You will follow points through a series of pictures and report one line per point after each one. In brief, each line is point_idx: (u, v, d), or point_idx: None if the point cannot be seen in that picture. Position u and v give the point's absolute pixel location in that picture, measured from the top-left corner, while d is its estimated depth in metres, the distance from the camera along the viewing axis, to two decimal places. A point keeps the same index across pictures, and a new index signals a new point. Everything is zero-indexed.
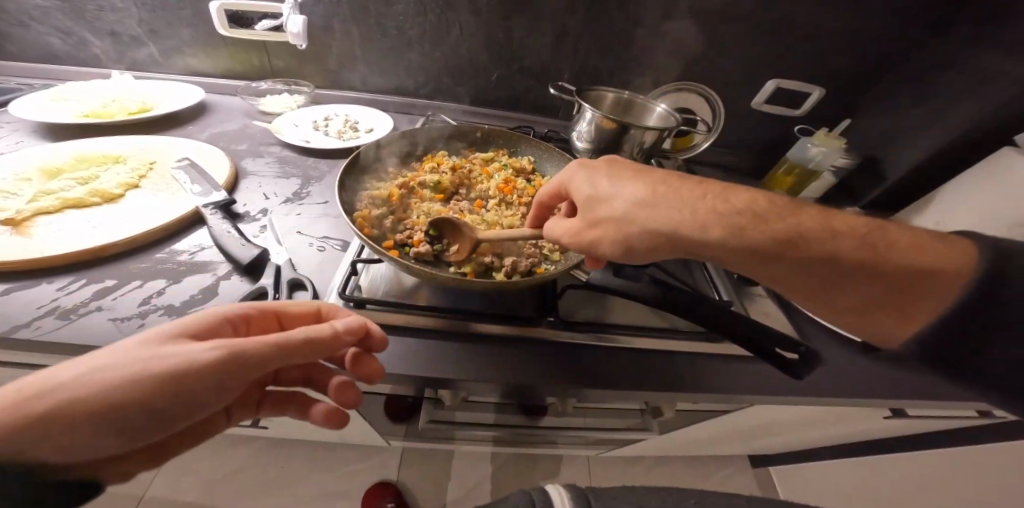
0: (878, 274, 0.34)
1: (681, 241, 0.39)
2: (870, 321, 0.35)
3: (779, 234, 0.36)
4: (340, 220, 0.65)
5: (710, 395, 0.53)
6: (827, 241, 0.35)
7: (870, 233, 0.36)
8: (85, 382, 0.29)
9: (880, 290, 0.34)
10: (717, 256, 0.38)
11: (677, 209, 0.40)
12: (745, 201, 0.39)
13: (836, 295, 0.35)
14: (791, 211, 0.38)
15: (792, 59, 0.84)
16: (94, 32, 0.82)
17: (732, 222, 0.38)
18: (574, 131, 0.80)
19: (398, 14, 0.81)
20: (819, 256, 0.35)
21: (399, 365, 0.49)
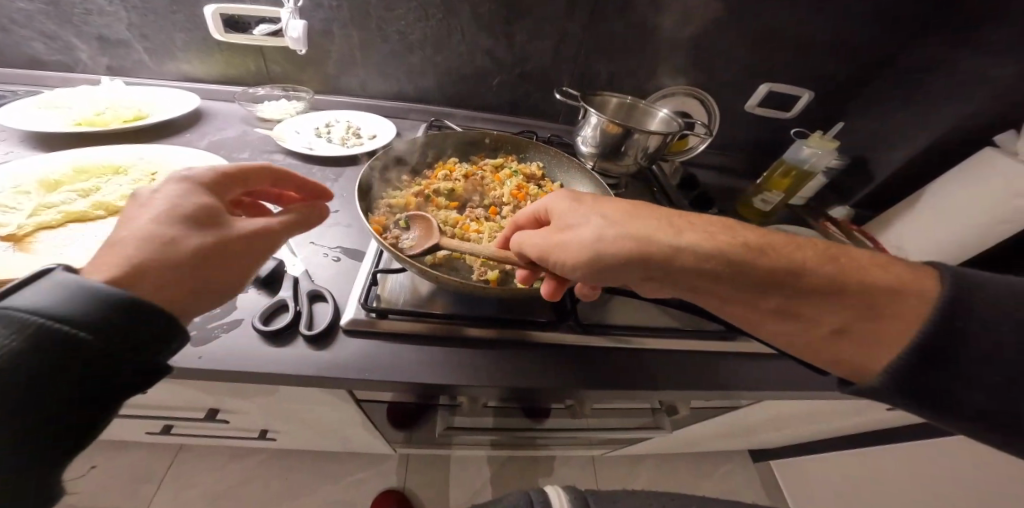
0: (841, 298, 0.35)
1: (653, 264, 0.39)
2: (837, 346, 0.36)
3: (746, 258, 0.37)
4: (351, 229, 0.65)
5: (725, 392, 0.55)
6: (797, 271, 0.36)
7: (835, 260, 0.37)
8: (161, 251, 0.35)
9: (844, 313, 0.35)
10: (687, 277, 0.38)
11: (649, 232, 0.39)
12: (718, 226, 0.39)
13: (805, 321, 0.37)
14: (762, 237, 0.38)
15: (788, 65, 0.87)
16: (80, 36, 0.78)
17: (702, 246, 0.38)
18: (579, 135, 0.81)
19: (401, 19, 0.80)
20: (785, 281, 0.36)
21: (426, 375, 0.49)
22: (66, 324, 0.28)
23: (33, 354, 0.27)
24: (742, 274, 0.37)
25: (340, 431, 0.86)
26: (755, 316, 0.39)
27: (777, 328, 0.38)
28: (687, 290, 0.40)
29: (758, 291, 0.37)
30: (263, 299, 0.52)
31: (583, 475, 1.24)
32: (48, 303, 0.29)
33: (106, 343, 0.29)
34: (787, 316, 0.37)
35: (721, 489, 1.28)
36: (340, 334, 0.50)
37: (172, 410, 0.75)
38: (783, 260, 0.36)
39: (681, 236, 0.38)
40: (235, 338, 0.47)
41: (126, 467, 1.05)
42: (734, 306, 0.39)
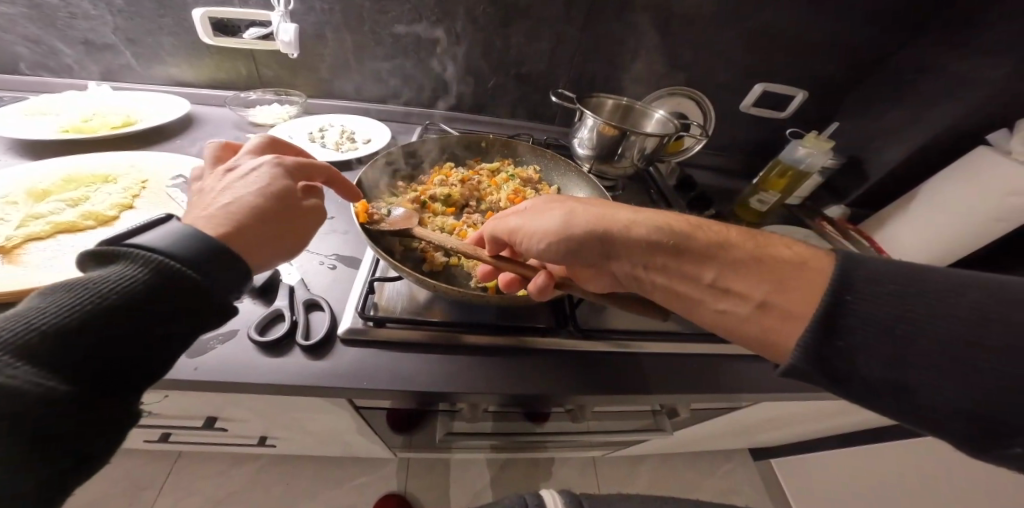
0: (759, 270, 0.37)
1: (591, 234, 0.41)
2: (764, 322, 0.36)
3: (670, 233, 0.40)
4: (347, 236, 0.64)
5: (726, 395, 0.55)
6: (724, 246, 0.39)
7: (755, 246, 0.39)
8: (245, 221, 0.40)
9: (765, 285, 0.36)
10: (618, 247, 0.41)
11: (589, 208, 0.43)
12: (659, 211, 0.43)
13: (734, 296, 0.38)
14: (697, 221, 0.41)
15: (782, 65, 0.87)
16: (66, 40, 0.76)
17: (636, 220, 0.41)
18: (575, 137, 0.81)
19: (395, 23, 0.79)
20: (712, 253, 0.39)
21: (428, 383, 0.49)
22: (179, 264, 0.33)
23: (149, 286, 0.32)
24: (673, 249, 0.39)
25: (339, 437, 0.86)
26: (695, 294, 0.40)
27: (715, 306, 0.39)
28: (632, 266, 0.41)
29: (693, 262, 0.39)
30: (258, 309, 0.51)
31: (584, 477, 1.24)
32: (166, 245, 0.34)
33: (200, 289, 0.34)
34: (719, 290, 0.38)
35: (723, 488, 1.29)
36: (339, 345, 0.50)
37: (169, 420, 0.74)
38: (703, 241, 0.39)
39: (631, 212, 0.42)
40: (232, 351, 0.46)
41: (123, 476, 1.04)
42: (674, 283, 0.40)
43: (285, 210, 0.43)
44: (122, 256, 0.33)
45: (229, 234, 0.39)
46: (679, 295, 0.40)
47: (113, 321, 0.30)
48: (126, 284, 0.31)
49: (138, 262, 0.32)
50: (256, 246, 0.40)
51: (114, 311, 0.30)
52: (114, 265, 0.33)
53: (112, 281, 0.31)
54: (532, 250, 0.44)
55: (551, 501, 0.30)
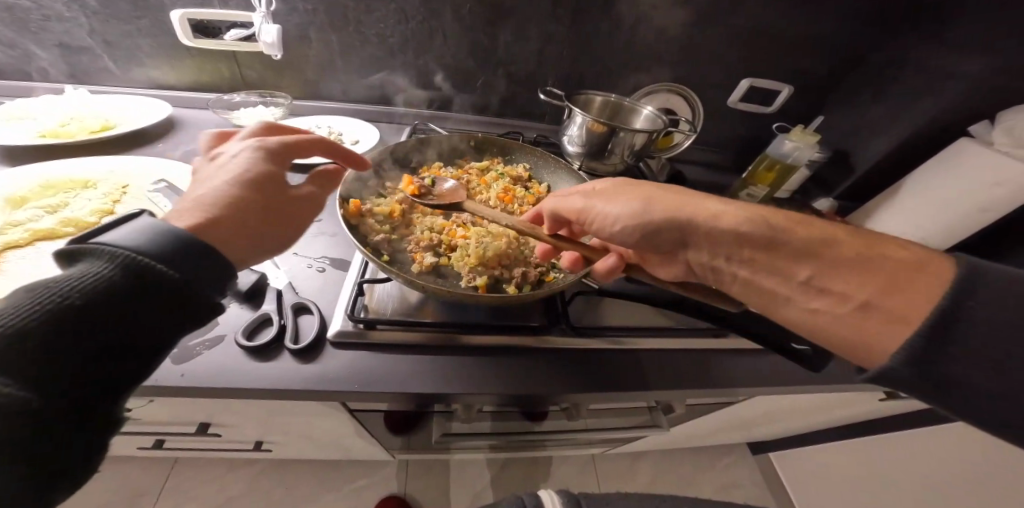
0: (867, 269, 0.34)
1: (674, 222, 0.42)
2: (863, 325, 0.34)
3: (760, 226, 0.39)
4: (336, 238, 0.63)
5: (721, 391, 0.55)
6: (829, 243, 0.37)
7: (868, 247, 0.35)
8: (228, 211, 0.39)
9: (873, 286, 0.33)
10: (701, 236, 0.41)
11: (673, 198, 0.44)
12: (757, 205, 0.42)
13: (829, 296, 0.36)
14: (803, 218, 0.40)
15: (768, 61, 0.88)
16: (40, 43, 0.74)
17: (728, 212, 0.41)
18: (565, 135, 0.80)
19: (380, 22, 0.78)
20: (810, 250, 0.37)
21: (420, 385, 0.48)
22: (148, 261, 0.31)
23: (121, 287, 0.30)
24: (763, 242, 0.39)
25: (336, 441, 0.85)
26: (785, 290, 0.39)
27: (806, 305, 0.37)
28: (714, 257, 0.42)
29: (788, 257, 0.38)
30: (245, 314, 0.50)
31: (584, 475, 1.24)
32: (135, 242, 0.32)
33: (179, 284, 0.32)
34: (813, 288, 0.37)
35: (722, 482, 1.30)
36: (328, 347, 0.49)
37: (161, 427, 0.73)
38: (800, 236, 0.38)
39: (719, 202, 0.42)
40: (218, 357, 0.45)
41: (119, 484, 1.03)
42: (761, 277, 0.40)
43: (257, 200, 0.42)
44: (90, 253, 0.31)
45: (206, 222, 0.37)
46: (766, 291, 0.40)
47: (90, 325, 0.29)
48: (97, 284, 0.30)
49: (106, 259, 0.31)
50: (230, 237, 0.38)
51: (87, 316, 0.29)
52: (84, 263, 0.31)
53: (83, 280, 0.30)
54: (612, 232, 0.47)
55: (549, 502, 0.30)
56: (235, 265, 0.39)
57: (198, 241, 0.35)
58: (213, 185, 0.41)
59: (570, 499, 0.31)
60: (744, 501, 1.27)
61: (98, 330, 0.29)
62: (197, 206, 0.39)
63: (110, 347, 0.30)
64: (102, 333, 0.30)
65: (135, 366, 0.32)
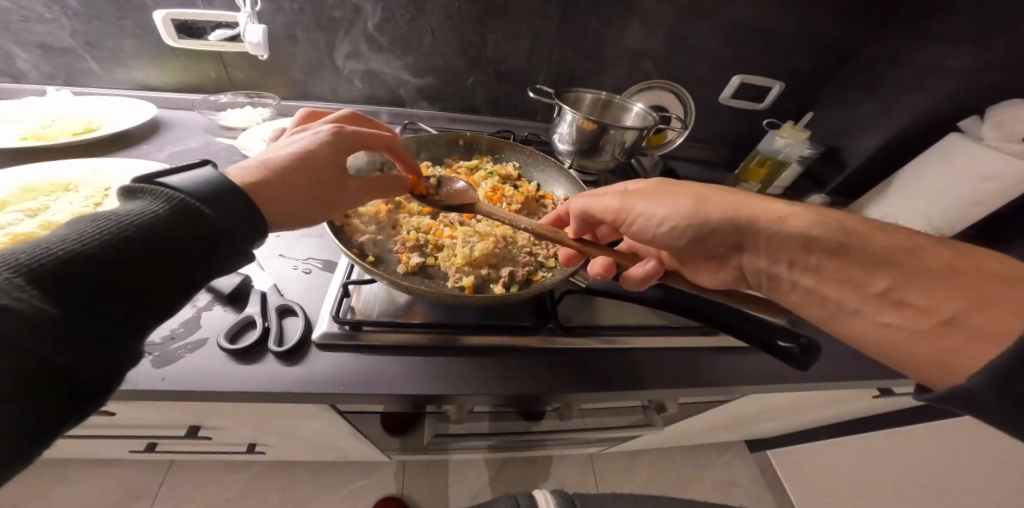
0: (952, 283, 0.35)
1: (745, 228, 0.42)
2: (944, 339, 0.34)
3: (838, 236, 0.39)
4: (323, 239, 0.63)
5: (712, 388, 0.55)
6: (913, 254, 0.37)
7: (955, 261, 0.36)
8: (279, 178, 0.41)
9: (957, 301, 0.34)
10: (771, 243, 0.42)
11: (739, 203, 0.43)
12: (829, 213, 0.42)
13: (907, 308, 0.36)
14: (878, 226, 0.40)
15: (759, 58, 0.88)
16: (21, 44, 0.73)
17: (800, 220, 0.41)
18: (556, 133, 0.80)
19: (367, 22, 0.78)
20: (891, 260, 0.37)
21: (408, 386, 0.48)
22: (200, 203, 0.34)
23: (171, 223, 0.32)
24: (837, 253, 0.39)
25: (330, 443, 0.84)
26: (856, 302, 0.39)
27: (878, 319, 0.38)
28: (777, 263, 0.42)
29: (863, 267, 0.38)
30: (229, 317, 0.49)
31: (582, 474, 1.24)
32: (187, 186, 0.34)
33: (214, 230, 0.34)
34: (888, 300, 0.37)
35: (721, 480, 1.30)
36: (313, 350, 0.48)
37: (151, 431, 0.72)
38: (878, 247, 0.38)
39: (786, 208, 0.42)
40: (200, 360, 0.45)
41: (112, 488, 1.02)
42: (826, 286, 0.40)
43: (312, 173, 0.44)
44: (148, 194, 0.33)
45: (254, 182, 0.39)
46: (830, 301, 0.40)
47: (133, 254, 0.30)
48: (149, 219, 0.32)
49: (162, 199, 0.33)
50: (274, 201, 0.40)
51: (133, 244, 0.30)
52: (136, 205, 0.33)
53: (134, 215, 0.31)
54: (657, 234, 0.47)
55: (544, 502, 0.31)
56: (268, 227, 0.39)
57: (237, 190, 0.37)
58: (284, 153, 0.43)
59: (564, 499, 0.32)
60: (742, 498, 1.27)
61: (140, 260, 0.30)
62: (263, 167, 0.41)
63: (133, 283, 0.30)
64: (144, 263, 0.30)
65: (161, 307, 0.31)
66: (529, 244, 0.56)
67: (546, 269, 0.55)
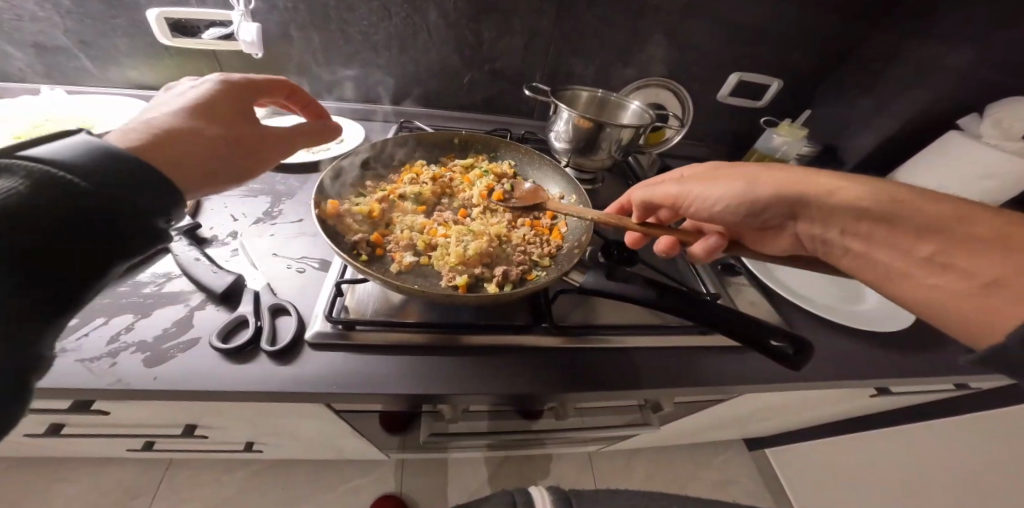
0: (1003, 249, 0.33)
1: (795, 198, 0.43)
2: (982, 301, 0.33)
3: (888, 202, 0.39)
4: (317, 238, 0.62)
5: (707, 388, 0.55)
6: (966, 221, 0.35)
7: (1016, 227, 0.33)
8: (178, 134, 0.40)
9: (1009, 265, 0.32)
10: (822, 211, 0.42)
11: (794, 175, 0.44)
12: (893, 183, 0.40)
13: (954, 272, 0.35)
14: (941, 196, 0.38)
15: (757, 55, 0.87)
16: (15, 43, 0.73)
17: (857, 189, 0.40)
18: (552, 131, 0.79)
19: (361, 19, 0.77)
20: (936, 225, 0.36)
21: (402, 386, 0.47)
22: (78, 177, 0.30)
23: (52, 202, 0.28)
24: (885, 219, 0.39)
25: (329, 442, 0.84)
26: (901, 266, 0.38)
27: (924, 281, 0.37)
28: (827, 231, 0.43)
29: (909, 233, 0.37)
30: (221, 316, 0.49)
31: (581, 473, 1.24)
32: (62, 157, 0.30)
33: (114, 205, 0.31)
34: (935, 264, 0.36)
35: (719, 478, 1.30)
36: (306, 349, 0.48)
37: (148, 430, 0.72)
38: (930, 215, 0.37)
39: (845, 179, 0.42)
40: (193, 360, 0.45)
41: (112, 486, 1.02)
42: (873, 250, 0.40)
43: (209, 128, 0.43)
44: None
45: (153, 142, 0.38)
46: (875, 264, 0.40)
47: (16, 239, 0.26)
48: (15, 198, 0.27)
49: (19, 175, 0.28)
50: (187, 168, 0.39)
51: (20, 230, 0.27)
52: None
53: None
54: (712, 213, 0.50)
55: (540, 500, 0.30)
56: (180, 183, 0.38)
57: (123, 158, 0.33)
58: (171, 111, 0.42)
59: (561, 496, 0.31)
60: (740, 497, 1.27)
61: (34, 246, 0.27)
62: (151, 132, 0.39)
63: (18, 273, 0.26)
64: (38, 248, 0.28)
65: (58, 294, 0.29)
66: (523, 242, 0.56)
67: (540, 268, 0.54)
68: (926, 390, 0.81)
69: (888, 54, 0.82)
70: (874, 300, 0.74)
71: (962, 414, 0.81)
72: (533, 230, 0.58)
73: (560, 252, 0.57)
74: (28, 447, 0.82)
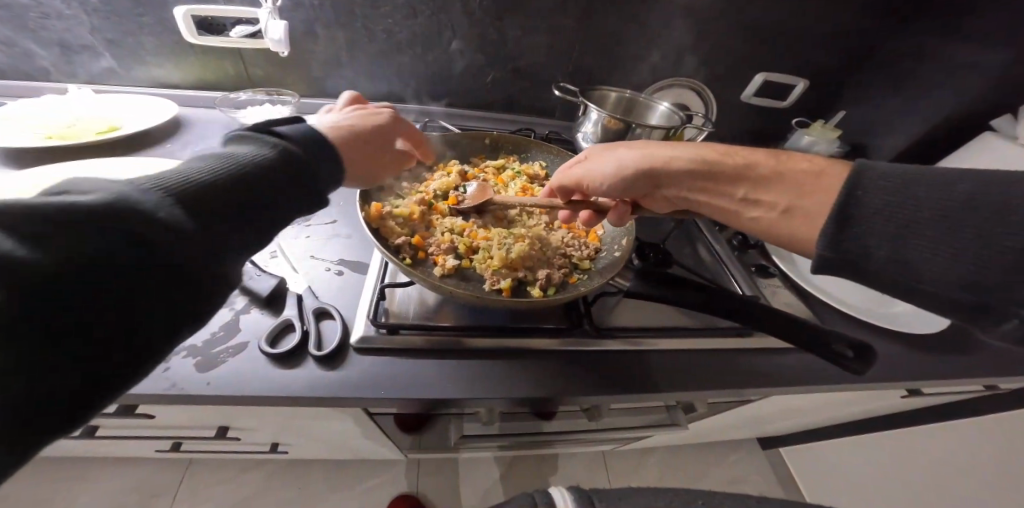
0: (780, 182, 0.40)
1: (650, 171, 0.47)
2: (790, 224, 0.40)
3: (701, 163, 0.45)
4: (352, 239, 0.62)
5: (751, 389, 0.55)
6: (751, 166, 0.42)
7: (781, 161, 0.42)
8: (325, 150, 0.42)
9: (793, 193, 0.39)
10: (672, 177, 0.46)
11: (639, 151, 0.48)
12: (698, 145, 0.47)
13: (763, 206, 0.41)
14: (728, 149, 0.45)
15: (784, 54, 0.86)
16: (40, 42, 0.72)
17: (690, 156, 0.45)
18: (580, 131, 0.79)
19: (387, 17, 0.77)
20: (743, 173, 0.43)
21: (450, 389, 0.47)
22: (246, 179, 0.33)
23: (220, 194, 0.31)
24: (712, 175, 0.44)
25: (354, 443, 0.84)
26: (730, 211, 0.44)
27: (747, 217, 0.42)
28: (683, 192, 0.47)
29: (724, 183, 0.44)
30: (266, 320, 0.49)
31: (595, 472, 1.24)
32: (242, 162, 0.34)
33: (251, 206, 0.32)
34: (751, 202, 0.42)
35: (731, 476, 1.31)
36: (352, 354, 0.48)
37: (178, 431, 0.72)
38: (739, 166, 0.43)
39: (672, 148, 0.47)
40: (243, 364, 0.44)
41: (131, 485, 1.02)
42: (708, 201, 0.45)
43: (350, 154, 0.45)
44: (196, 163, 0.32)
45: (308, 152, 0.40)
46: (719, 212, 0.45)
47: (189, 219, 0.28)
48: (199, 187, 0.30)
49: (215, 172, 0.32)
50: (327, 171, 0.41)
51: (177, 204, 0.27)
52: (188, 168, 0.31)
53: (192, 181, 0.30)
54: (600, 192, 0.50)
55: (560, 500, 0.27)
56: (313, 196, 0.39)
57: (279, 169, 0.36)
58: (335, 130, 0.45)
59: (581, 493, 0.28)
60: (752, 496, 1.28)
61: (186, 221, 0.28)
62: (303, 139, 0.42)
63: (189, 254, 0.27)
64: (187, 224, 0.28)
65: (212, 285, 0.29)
66: (563, 245, 0.55)
67: (580, 271, 0.54)
68: (953, 390, 0.80)
69: (917, 54, 0.81)
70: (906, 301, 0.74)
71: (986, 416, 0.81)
72: (571, 233, 0.58)
73: (599, 255, 0.56)
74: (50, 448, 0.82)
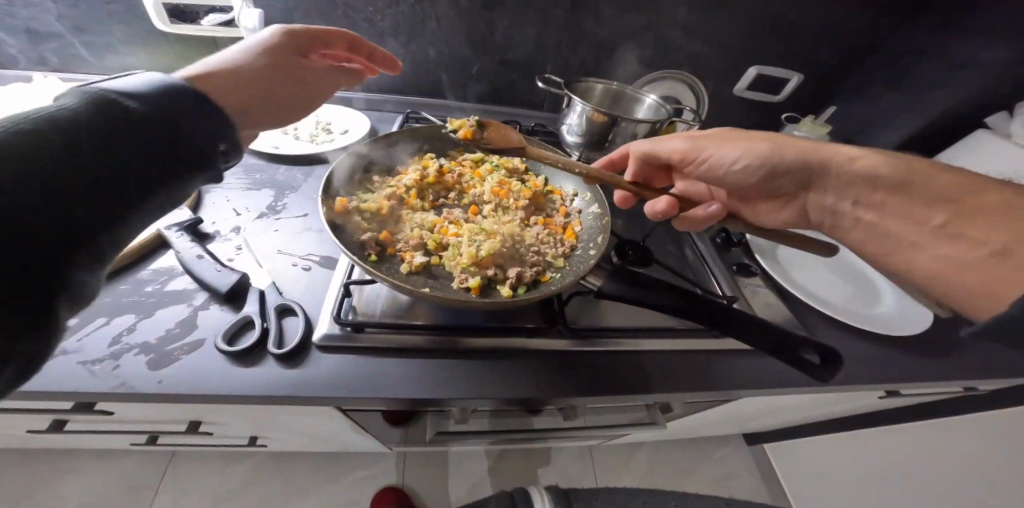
0: (1006, 219, 0.35)
1: (823, 167, 0.45)
2: (988, 267, 0.34)
3: (898, 171, 0.41)
4: (323, 233, 0.60)
5: (725, 393, 0.54)
6: (973, 191, 0.38)
7: (1013, 198, 0.36)
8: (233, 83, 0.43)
9: (1011, 235, 0.34)
10: (839, 179, 0.45)
11: (820, 146, 0.47)
12: (906, 157, 0.43)
13: (962, 241, 0.36)
14: (947, 169, 0.41)
15: (777, 48, 0.83)
16: (10, 30, 0.70)
17: (876, 163, 0.43)
18: (564, 125, 0.77)
19: (367, 6, 0.74)
20: (944, 195, 0.38)
21: (412, 390, 0.46)
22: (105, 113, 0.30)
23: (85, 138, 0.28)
24: (898, 190, 0.41)
25: (333, 437, 0.84)
26: (911, 235, 0.39)
27: (936, 251, 0.38)
28: (837, 199, 0.45)
29: (916, 201, 0.40)
30: (226, 318, 0.47)
31: (582, 466, 1.24)
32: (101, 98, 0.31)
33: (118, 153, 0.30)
34: (943, 233, 0.37)
35: (718, 472, 1.31)
36: (314, 352, 0.47)
37: (152, 425, 0.72)
38: (955, 186, 0.39)
39: (858, 151, 0.45)
40: (198, 362, 0.43)
41: (115, 478, 1.02)
42: (885, 219, 0.41)
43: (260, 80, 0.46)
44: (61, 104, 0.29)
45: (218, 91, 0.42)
46: (886, 232, 0.41)
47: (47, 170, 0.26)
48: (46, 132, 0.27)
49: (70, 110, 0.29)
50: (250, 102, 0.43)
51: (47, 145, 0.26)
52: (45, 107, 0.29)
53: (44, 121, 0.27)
54: (728, 172, 0.53)
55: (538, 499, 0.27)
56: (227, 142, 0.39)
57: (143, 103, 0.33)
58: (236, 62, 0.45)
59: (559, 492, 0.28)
60: (738, 492, 1.28)
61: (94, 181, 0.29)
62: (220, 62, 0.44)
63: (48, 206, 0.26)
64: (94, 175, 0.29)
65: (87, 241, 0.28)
66: (537, 242, 0.53)
67: (554, 269, 0.52)
68: (936, 393, 0.79)
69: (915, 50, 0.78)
70: (892, 303, 0.72)
71: (968, 418, 0.80)
72: (547, 229, 0.56)
73: (574, 253, 0.55)
74: (27, 442, 0.81)
